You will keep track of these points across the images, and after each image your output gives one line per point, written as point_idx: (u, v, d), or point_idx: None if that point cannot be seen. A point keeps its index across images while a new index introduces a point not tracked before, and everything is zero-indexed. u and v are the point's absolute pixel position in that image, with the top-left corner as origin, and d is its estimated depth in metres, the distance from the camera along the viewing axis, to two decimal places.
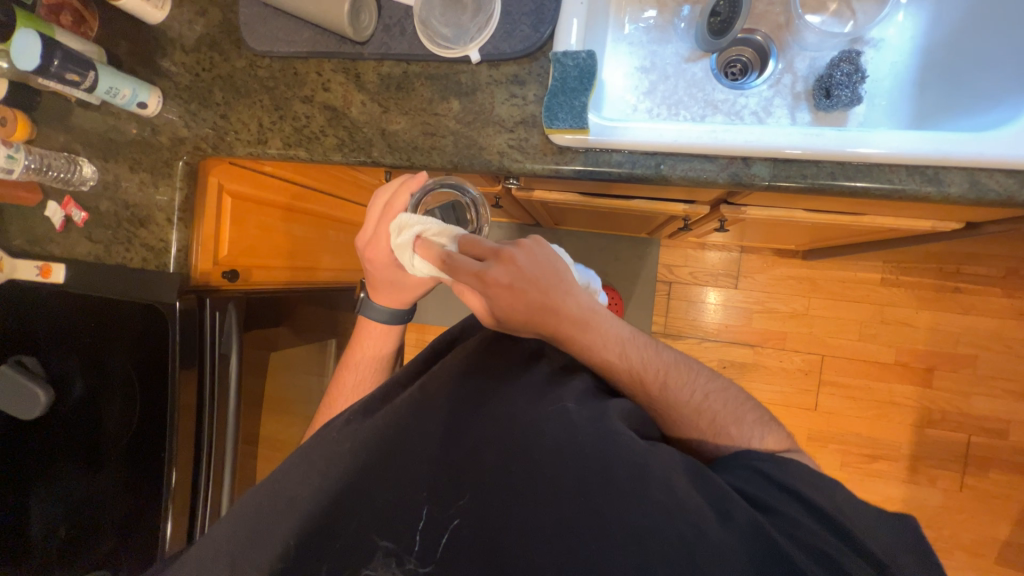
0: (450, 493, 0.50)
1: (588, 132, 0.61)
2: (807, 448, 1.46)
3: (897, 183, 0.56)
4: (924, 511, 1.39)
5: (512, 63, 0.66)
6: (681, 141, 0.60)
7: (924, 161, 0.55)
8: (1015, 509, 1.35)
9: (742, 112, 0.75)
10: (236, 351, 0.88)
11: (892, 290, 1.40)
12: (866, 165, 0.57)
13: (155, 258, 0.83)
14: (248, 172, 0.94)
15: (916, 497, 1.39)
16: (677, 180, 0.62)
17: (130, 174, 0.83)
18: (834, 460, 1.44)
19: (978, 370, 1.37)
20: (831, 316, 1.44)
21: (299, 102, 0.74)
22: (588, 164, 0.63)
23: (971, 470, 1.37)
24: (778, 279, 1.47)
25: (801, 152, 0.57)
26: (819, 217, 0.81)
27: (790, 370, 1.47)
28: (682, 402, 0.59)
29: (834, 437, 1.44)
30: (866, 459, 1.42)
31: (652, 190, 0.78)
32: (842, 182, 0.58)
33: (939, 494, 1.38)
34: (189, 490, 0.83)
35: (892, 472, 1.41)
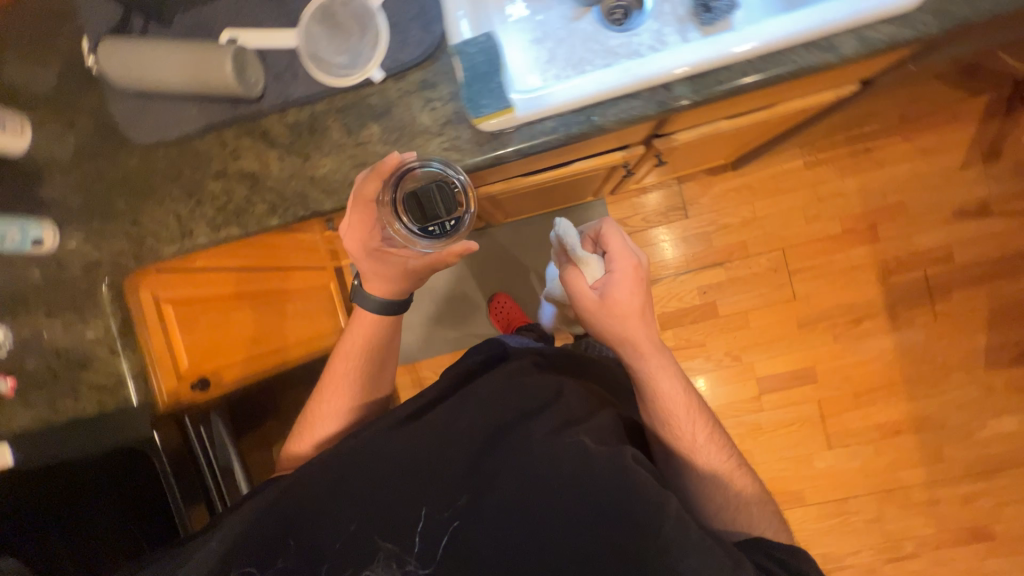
0: (450, 499, 0.65)
1: (514, 109, 0.61)
2: (800, 335, 1.56)
3: (800, 61, 0.60)
4: (913, 349, 1.52)
5: (416, 70, 0.65)
6: (604, 88, 0.61)
7: (815, 34, 0.60)
8: (982, 318, 1.49)
9: (640, 50, 0.78)
10: (235, 461, 0.88)
11: (816, 169, 1.52)
12: (770, 54, 0.61)
13: (113, 395, 0.74)
14: (182, 274, 0.86)
15: (904, 340, 1.52)
16: (614, 127, 0.64)
17: (49, 320, 0.74)
18: (827, 336, 1.54)
19: (913, 211, 1.49)
20: (776, 211, 1.54)
21: (212, 180, 0.69)
22: (526, 139, 0.63)
23: (937, 299, 1.50)
24: (720, 196, 1.55)
25: (711, 61, 0.61)
26: (740, 120, 0.86)
27: (761, 272, 1.55)
28: (701, 452, 0.85)
29: (819, 316, 1.54)
30: (852, 324, 1.53)
31: (587, 147, 0.79)
32: (755, 76, 0.61)
33: (920, 330, 1.51)
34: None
35: (877, 327, 1.52)
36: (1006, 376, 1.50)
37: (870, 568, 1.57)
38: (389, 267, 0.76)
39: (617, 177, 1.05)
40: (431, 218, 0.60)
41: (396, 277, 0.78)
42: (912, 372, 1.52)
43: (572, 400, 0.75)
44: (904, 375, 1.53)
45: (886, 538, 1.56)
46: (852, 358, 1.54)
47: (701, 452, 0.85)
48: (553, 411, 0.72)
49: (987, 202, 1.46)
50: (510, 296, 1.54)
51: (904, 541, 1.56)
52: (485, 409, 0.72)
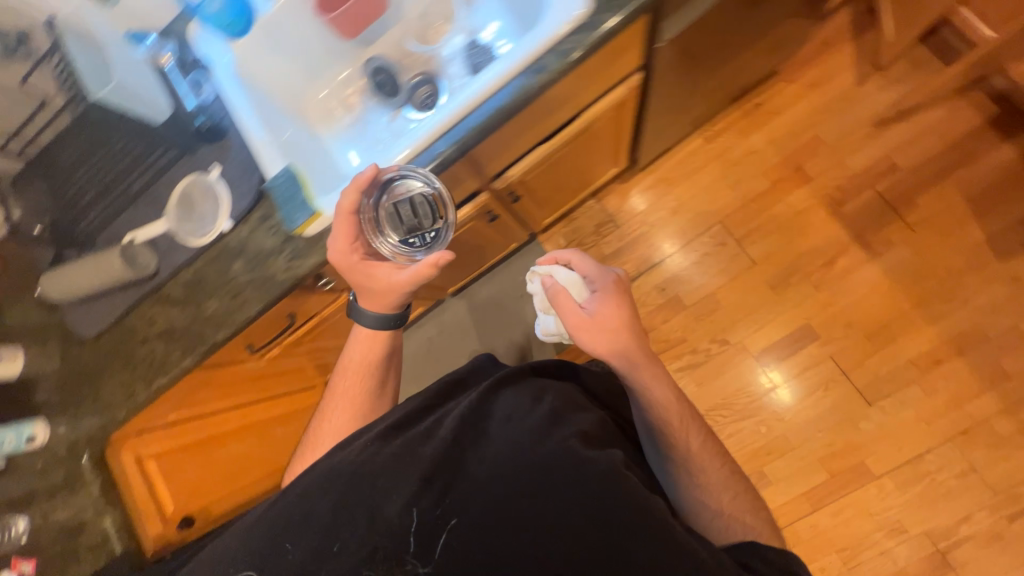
0: (440, 498, 0.65)
1: (323, 212, 0.77)
2: (778, 297, 1.47)
3: (522, 87, 0.76)
4: (906, 269, 1.39)
5: (253, 210, 0.82)
6: (389, 166, 0.79)
7: (523, 65, 0.76)
8: (964, 211, 1.36)
9: None
10: None
11: (718, 140, 1.54)
12: (500, 92, 0.78)
13: (104, 552, 0.87)
14: (163, 430, 1.01)
15: (891, 264, 1.39)
16: (402, 194, 0.78)
17: (45, 503, 0.88)
18: (806, 288, 1.45)
19: (832, 138, 1.46)
20: (700, 189, 1.54)
21: (139, 347, 0.86)
22: (342, 227, 0.78)
23: (904, 210, 1.39)
24: (643, 194, 1.57)
25: (457, 116, 0.78)
26: (554, 140, 0.98)
27: (710, 251, 1.52)
28: (698, 459, 0.80)
29: (788, 272, 1.47)
30: (826, 268, 1.44)
31: None
32: (497, 111, 0.77)
33: (903, 247, 1.39)
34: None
35: (854, 261, 1.42)
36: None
37: (993, 532, 1.29)
38: (373, 284, 0.77)
39: (497, 222, 1.16)
40: (414, 231, 0.76)
41: (382, 297, 0.78)
42: (919, 292, 1.37)
43: (557, 401, 0.74)
44: (911, 299, 1.38)
45: (991, 488, 1.30)
46: (844, 301, 1.42)
47: (696, 459, 0.80)
48: (542, 413, 0.71)
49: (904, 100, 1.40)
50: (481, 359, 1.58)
51: (1014, 486, 1.29)
52: (477, 417, 0.73)
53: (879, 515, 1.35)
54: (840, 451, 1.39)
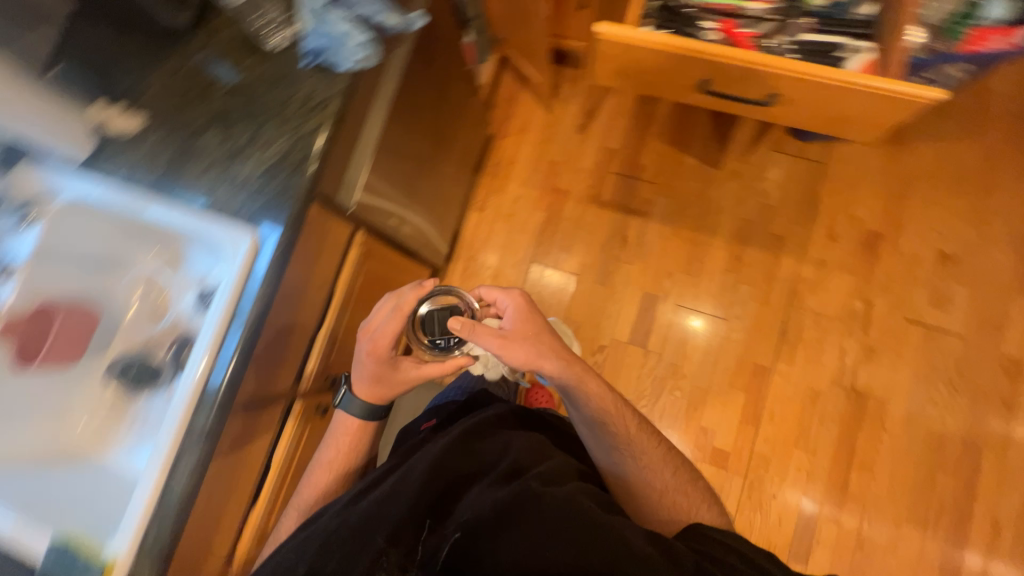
0: (423, 518, 0.78)
1: (114, 562, 0.71)
2: (611, 286, 1.66)
3: (244, 330, 0.76)
4: (673, 210, 1.66)
5: None
6: (155, 477, 0.73)
7: (228, 313, 0.76)
8: (676, 150, 1.69)
9: None
10: None
11: (488, 204, 1.75)
12: (226, 345, 0.76)
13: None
14: None
15: (661, 214, 1.66)
16: (193, 482, 0.75)
17: None
18: (624, 267, 1.66)
19: (563, 154, 1.74)
20: (501, 248, 1.72)
21: None
22: (144, 556, 0.73)
23: (641, 174, 1.69)
24: (464, 276, 1.70)
25: (195, 391, 0.75)
26: (327, 324, 1.00)
27: (542, 286, 1.67)
28: (636, 446, 0.92)
29: (604, 264, 1.67)
30: (625, 244, 1.67)
31: (239, 466, 0.88)
32: (235, 364, 0.76)
33: (660, 198, 1.67)
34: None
35: (638, 228, 1.67)
36: (736, 156, 1.66)
37: (867, 347, 1.52)
38: (387, 379, 0.96)
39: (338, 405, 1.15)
40: (443, 335, 0.92)
41: (387, 388, 0.97)
42: (693, 220, 1.65)
43: (522, 449, 0.88)
44: (692, 227, 1.65)
45: (840, 318, 1.54)
46: (654, 259, 1.65)
47: (635, 447, 0.92)
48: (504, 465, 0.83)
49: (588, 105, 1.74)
50: None
51: (850, 306, 1.55)
52: (452, 458, 0.85)
53: (796, 394, 1.52)
54: (737, 366, 1.56)
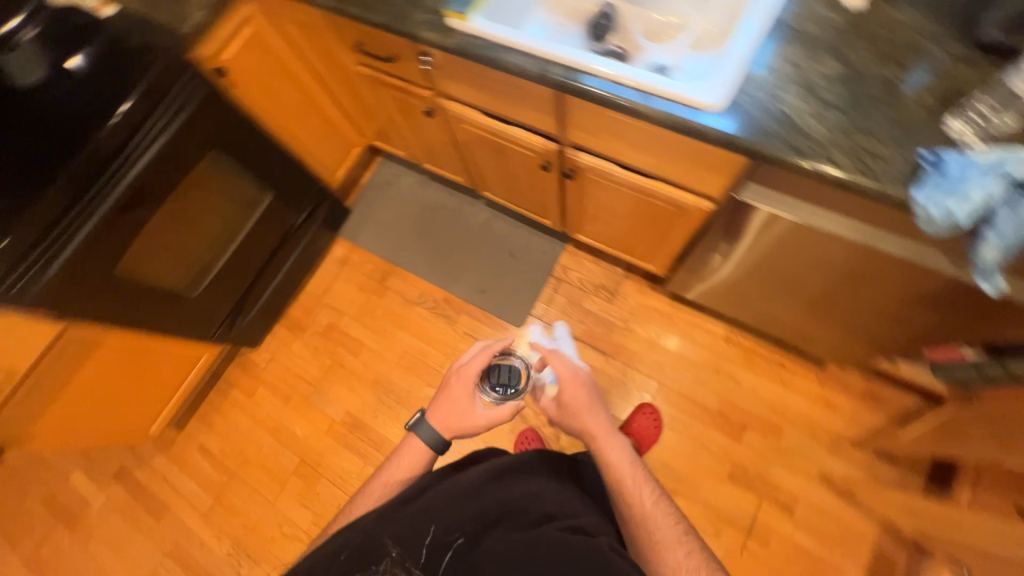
0: (445, 544, 0.63)
1: (465, 20, 0.80)
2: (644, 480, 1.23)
3: (634, 103, 0.71)
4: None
5: None
6: (510, 37, 0.78)
7: (651, 89, 0.70)
8: None
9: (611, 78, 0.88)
10: (145, 159, 0.98)
11: (755, 341, 1.33)
12: (625, 86, 0.72)
13: (178, 21, 0.98)
14: (242, 40, 1.09)
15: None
16: (507, 67, 0.78)
17: None
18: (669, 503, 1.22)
19: (837, 487, 1.17)
20: (687, 347, 1.35)
21: None
22: (461, 40, 0.80)
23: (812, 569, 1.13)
24: (644, 307, 1.41)
25: (584, 65, 0.73)
26: (627, 174, 0.91)
27: (628, 385, 1.35)
28: (652, 520, 0.73)
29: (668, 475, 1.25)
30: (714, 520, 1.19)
31: (517, 100, 0.89)
32: (596, 91, 0.73)
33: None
34: (51, 218, 0.90)
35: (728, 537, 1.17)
36: None
37: None
38: (463, 411, 0.80)
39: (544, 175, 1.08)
40: None
41: (460, 421, 0.79)
42: None
43: (552, 498, 0.71)
44: None
45: None
46: None
47: (662, 546, 0.71)
48: (523, 513, 0.68)
49: (885, 543, 1.12)
50: (444, 250, 1.60)
51: None
52: (474, 486, 0.70)
53: None
54: None
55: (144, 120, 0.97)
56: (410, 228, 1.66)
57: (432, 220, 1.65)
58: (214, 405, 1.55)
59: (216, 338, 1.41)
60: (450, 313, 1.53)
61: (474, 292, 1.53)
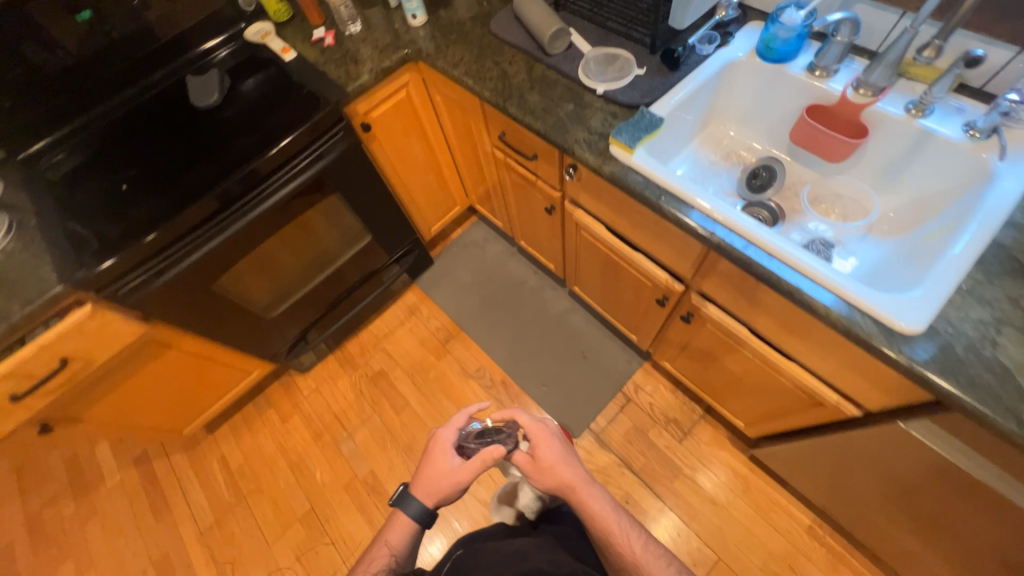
0: None
1: (632, 153, 0.77)
2: None
3: (808, 294, 0.63)
4: None
5: (617, 107, 0.85)
6: (680, 185, 0.73)
7: (832, 286, 0.62)
8: None
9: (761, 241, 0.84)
10: (286, 191, 1.01)
11: (843, 547, 1.13)
12: (798, 272, 0.65)
13: (345, 79, 1.03)
14: (393, 102, 1.13)
15: None
16: (664, 212, 0.74)
17: (362, 39, 1.09)
18: None
19: None
20: (760, 525, 1.18)
21: (490, 61, 0.97)
22: (621, 172, 0.78)
23: None
24: (716, 460, 1.26)
25: (757, 235, 0.67)
26: (758, 344, 0.81)
27: (680, 547, 1.18)
28: (646, 569, 0.66)
29: None
30: None
31: (659, 239, 0.84)
32: (763, 268, 0.66)
33: None
34: (183, 232, 0.93)
35: None
36: None
37: None
38: (439, 475, 0.72)
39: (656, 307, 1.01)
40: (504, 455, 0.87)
41: (441, 487, 0.71)
42: None
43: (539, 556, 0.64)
44: None
45: None
46: None
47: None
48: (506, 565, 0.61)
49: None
50: (517, 330, 1.54)
51: None
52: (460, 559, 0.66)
53: None
54: None
55: (292, 158, 1.00)
56: (487, 296, 1.63)
57: (511, 294, 1.61)
58: (249, 419, 1.52)
59: (276, 356, 1.41)
60: (504, 397, 1.45)
61: (536, 383, 1.45)
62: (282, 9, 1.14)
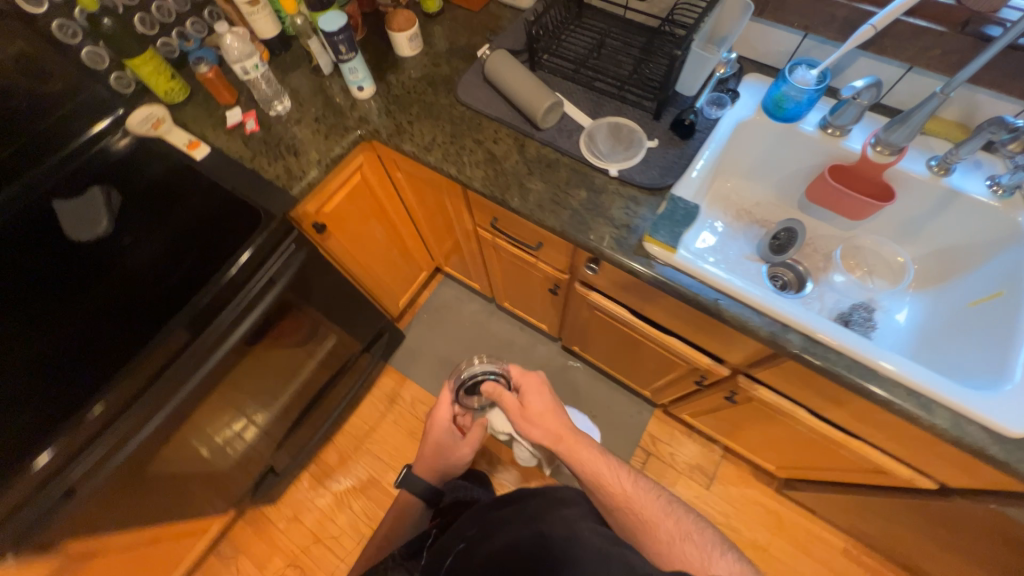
0: None
1: (674, 252, 0.67)
2: None
3: (900, 400, 0.57)
4: None
5: (637, 190, 0.74)
6: (738, 286, 0.64)
7: (929, 391, 0.57)
8: None
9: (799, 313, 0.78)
10: (239, 332, 0.75)
11: (877, 562, 1.17)
12: (885, 376, 0.59)
13: (286, 179, 0.81)
14: (346, 192, 0.92)
15: None
16: (726, 318, 0.65)
17: (299, 122, 0.88)
18: None
19: None
20: (797, 563, 1.18)
21: (470, 140, 0.81)
22: (664, 276, 0.67)
23: None
24: (747, 501, 1.25)
25: (833, 338, 0.60)
26: (821, 426, 0.77)
27: None
28: (633, 498, 0.65)
29: None
30: None
31: (707, 332, 0.75)
32: (854, 377, 0.59)
33: None
34: (92, 435, 0.65)
35: None
36: None
37: None
38: (432, 446, 0.90)
39: (693, 383, 0.93)
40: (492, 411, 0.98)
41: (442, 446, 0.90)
42: None
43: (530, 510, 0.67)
44: None
45: None
46: None
47: (649, 523, 0.63)
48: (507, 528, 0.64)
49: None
50: None
51: None
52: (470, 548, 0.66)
53: None
54: None
55: (233, 296, 0.74)
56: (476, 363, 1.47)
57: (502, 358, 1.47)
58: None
59: (241, 501, 1.15)
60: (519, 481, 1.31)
61: None
62: (176, 88, 0.88)
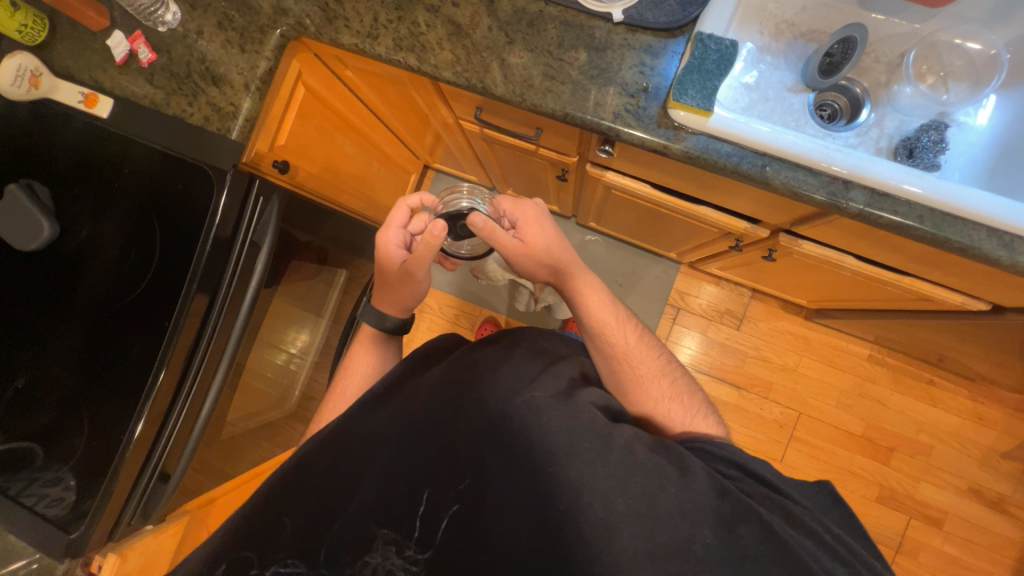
0: (450, 479, 0.53)
1: (709, 116, 0.53)
2: None
3: (976, 241, 0.51)
4: None
5: (649, 34, 0.58)
6: (797, 146, 0.53)
7: (1006, 227, 0.51)
8: None
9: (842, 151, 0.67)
10: (253, 289, 0.71)
11: (899, 359, 1.26)
12: (954, 218, 0.52)
13: (219, 121, 0.67)
14: (295, 114, 0.77)
15: None
16: (776, 188, 0.55)
17: (201, 33, 0.68)
18: None
19: (987, 499, 1.20)
20: (822, 375, 1.28)
21: (423, 9, 0.62)
22: (698, 148, 0.55)
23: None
24: (776, 332, 1.30)
25: (921, 193, 0.51)
26: (872, 270, 0.72)
27: (766, 419, 1.28)
28: (634, 355, 0.67)
29: None
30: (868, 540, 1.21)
31: (747, 198, 0.66)
32: (928, 228, 0.52)
33: None
34: (158, 426, 0.67)
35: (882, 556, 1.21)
36: None
37: None
38: (392, 282, 0.71)
39: (728, 245, 0.87)
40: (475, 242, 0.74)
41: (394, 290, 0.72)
42: None
43: (511, 362, 0.63)
44: None
45: None
46: None
47: (644, 379, 0.66)
48: (498, 387, 0.58)
49: None
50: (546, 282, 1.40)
51: None
52: (425, 389, 0.61)
53: None
54: None
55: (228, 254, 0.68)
56: None
57: None
58: None
59: None
60: None
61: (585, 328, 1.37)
62: (31, 26, 0.67)
